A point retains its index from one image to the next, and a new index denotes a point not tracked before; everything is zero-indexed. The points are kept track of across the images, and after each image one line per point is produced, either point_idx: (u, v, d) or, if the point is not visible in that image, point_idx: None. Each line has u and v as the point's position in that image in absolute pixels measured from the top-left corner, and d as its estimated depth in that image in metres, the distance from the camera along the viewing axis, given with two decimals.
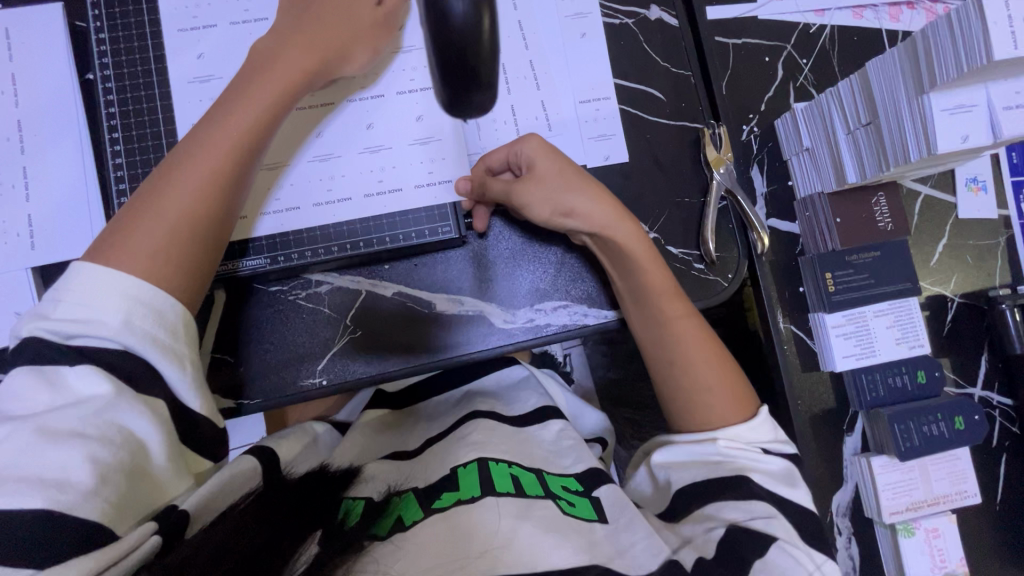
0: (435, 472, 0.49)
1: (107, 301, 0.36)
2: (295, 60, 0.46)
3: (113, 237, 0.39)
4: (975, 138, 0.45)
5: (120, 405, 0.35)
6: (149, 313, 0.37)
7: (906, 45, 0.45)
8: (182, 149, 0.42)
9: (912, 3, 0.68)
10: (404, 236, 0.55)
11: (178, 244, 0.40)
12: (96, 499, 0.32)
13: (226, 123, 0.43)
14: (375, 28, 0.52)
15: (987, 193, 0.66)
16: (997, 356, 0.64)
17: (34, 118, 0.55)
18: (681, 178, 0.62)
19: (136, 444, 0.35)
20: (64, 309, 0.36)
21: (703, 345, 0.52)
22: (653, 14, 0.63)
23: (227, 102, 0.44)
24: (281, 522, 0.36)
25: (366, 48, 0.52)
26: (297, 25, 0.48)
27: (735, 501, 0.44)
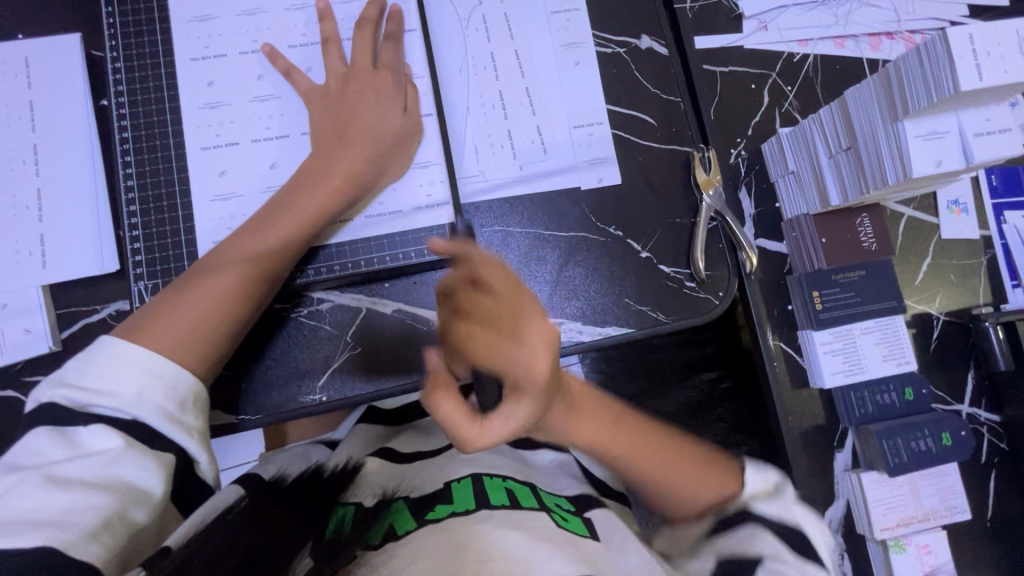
0: (429, 483, 0.50)
1: (124, 376, 0.40)
2: (333, 179, 0.53)
3: (142, 320, 0.44)
4: (948, 162, 0.47)
5: (125, 456, 0.39)
6: (162, 388, 0.41)
7: (880, 75, 0.48)
8: (223, 250, 0.49)
9: (891, 34, 0.71)
10: (402, 255, 0.58)
11: (200, 328, 0.45)
12: (94, 543, 0.35)
13: (268, 227, 0.50)
14: (398, 138, 0.56)
15: (968, 214, 0.68)
16: (983, 372, 0.65)
17: (50, 142, 0.58)
18: (671, 199, 0.64)
19: (139, 491, 0.39)
20: (86, 379, 0.40)
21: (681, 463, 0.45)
22: (643, 43, 0.66)
23: (272, 216, 0.50)
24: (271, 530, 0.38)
25: (400, 156, 0.57)
26: (339, 140, 0.54)
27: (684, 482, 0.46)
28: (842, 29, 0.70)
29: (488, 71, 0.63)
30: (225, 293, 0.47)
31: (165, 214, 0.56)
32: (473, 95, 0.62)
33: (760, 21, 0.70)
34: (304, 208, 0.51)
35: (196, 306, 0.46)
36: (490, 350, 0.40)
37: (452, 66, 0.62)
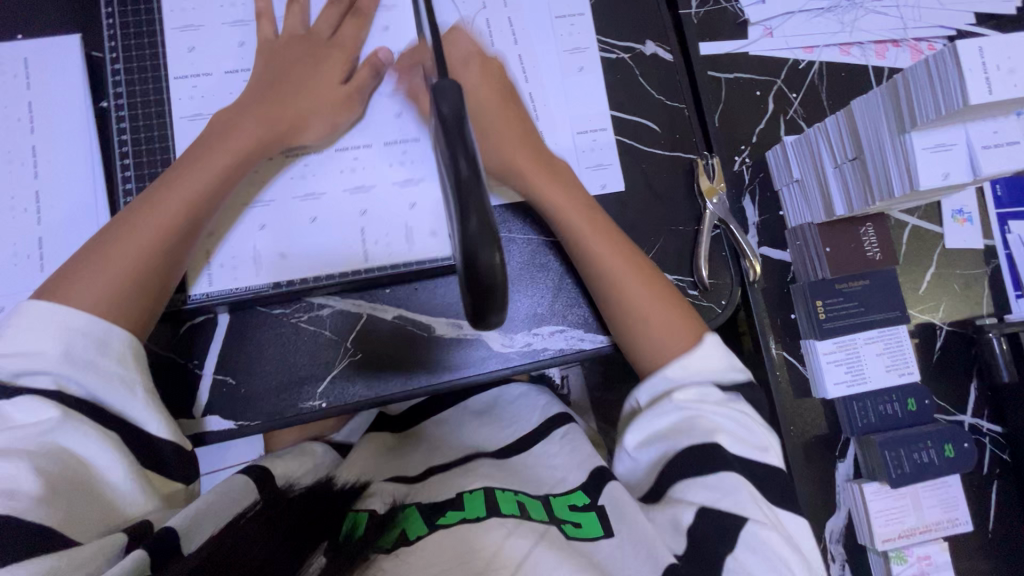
0: (441, 491, 0.50)
1: (46, 338, 0.41)
2: (248, 130, 0.53)
3: (52, 288, 0.44)
4: (956, 175, 0.47)
5: (65, 426, 0.39)
6: (93, 344, 0.42)
7: (887, 86, 0.47)
8: (114, 231, 0.47)
9: (897, 41, 0.71)
10: (404, 262, 0.57)
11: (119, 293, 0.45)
12: (46, 508, 0.36)
13: (158, 204, 0.48)
14: (340, 102, 0.56)
15: (972, 224, 0.68)
16: (986, 383, 0.65)
17: (48, 144, 0.57)
18: (674, 206, 0.63)
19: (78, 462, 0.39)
20: (7, 344, 0.40)
21: (641, 284, 0.53)
22: (648, 49, 0.65)
23: (166, 185, 0.49)
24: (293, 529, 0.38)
25: (322, 121, 0.56)
26: (256, 99, 0.55)
27: (702, 481, 0.44)
28: (848, 36, 0.70)
29: None
30: (131, 256, 0.46)
31: None
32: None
33: (766, 28, 0.69)
34: (222, 152, 0.51)
35: (117, 260, 0.45)
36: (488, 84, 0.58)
37: None
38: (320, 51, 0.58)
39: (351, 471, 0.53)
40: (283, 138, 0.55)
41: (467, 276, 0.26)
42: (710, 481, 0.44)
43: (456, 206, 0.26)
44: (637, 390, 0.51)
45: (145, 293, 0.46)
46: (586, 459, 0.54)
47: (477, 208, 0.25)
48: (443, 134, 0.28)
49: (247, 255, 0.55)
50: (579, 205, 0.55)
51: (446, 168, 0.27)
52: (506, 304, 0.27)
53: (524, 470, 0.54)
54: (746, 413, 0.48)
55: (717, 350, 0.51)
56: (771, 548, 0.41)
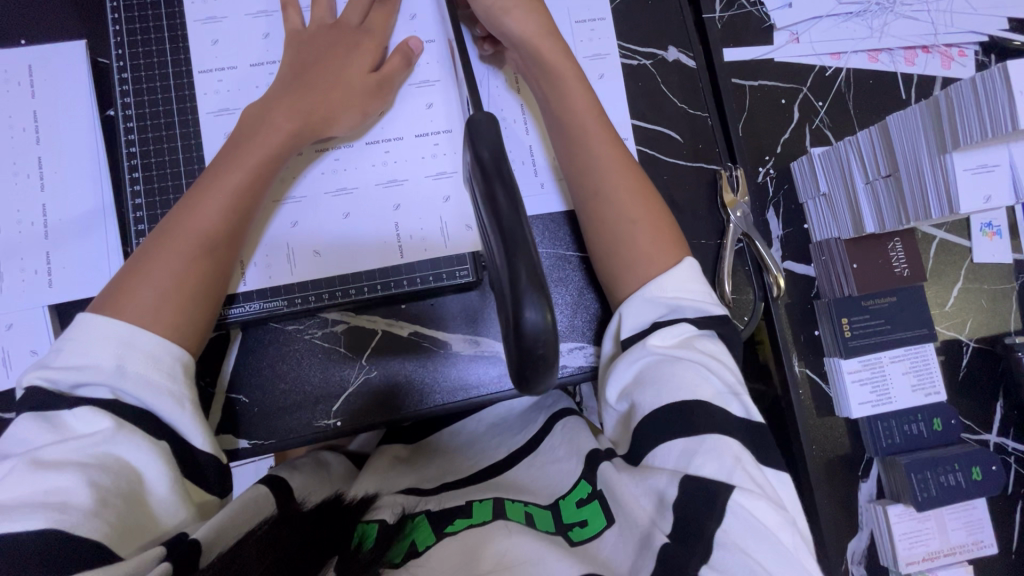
0: (451, 500, 0.48)
1: (101, 350, 0.40)
2: (282, 122, 0.50)
3: (108, 297, 0.43)
4: (997, 198, 0.45)
5: (118, 437, 0.38)
6: (142, 358, 0.41)
7: (928, 103, 0.46)
8: (160, 235, 0.45)
9: (927, 47, 0.68)
10: (421, 279, 0.55)
11: (171, 302, 0.43)
12: (96, 520, 0.34)
13: (200, 206, 0.46)
14: (370, 89, 0.54)
15: (1001, 237, 0.66)
16: (1012, 402, 0.64)
17: (54, 155, 0.55)
18: (697, 220, 0.62)
19: (134, 473, 0.38)
20: (62, 359, 0.40)
21: (637, 201, 0.52)
22: (671, 55, 0.63)
23: (203, 190, 0.47)
24: (298, 545, 0.37)
25: (355, 110, 0.53)
26: (289, 88, 0.52)
27: (683, 443, 0.42)
28: (877, 42, 0.67)
29: (511, 84, 0.60)
30: (178, 264, 0.44)
31: None
32: (495, 109, 0.60)
33: (792, 33, 0.67)
34: (261, 147, 0.49)
35: (166, 270, 0.44)
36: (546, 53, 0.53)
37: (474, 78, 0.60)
38: (347, 38, 0.55)
39: (365, 484, 0.52)
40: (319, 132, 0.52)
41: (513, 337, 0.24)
42: (691, 442, 0.41)
43: (501, 247, 0.25)
44: (621, 307, 0.50)
45: (192, 302, 0.44)
46: (582, 443, 0.50)
47: (526, 261, 0.23)
48: (483, 180, 0.27)
49: (259, 272, 0.54)
50: (602, 127, 0.53)
51: (484, 210, 0.26)
52: (556, 368, 0.25)
53: (530, 470, 0.52)
54: (719, 352, 0.47)
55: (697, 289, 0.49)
56: (756, 515, 0.38)
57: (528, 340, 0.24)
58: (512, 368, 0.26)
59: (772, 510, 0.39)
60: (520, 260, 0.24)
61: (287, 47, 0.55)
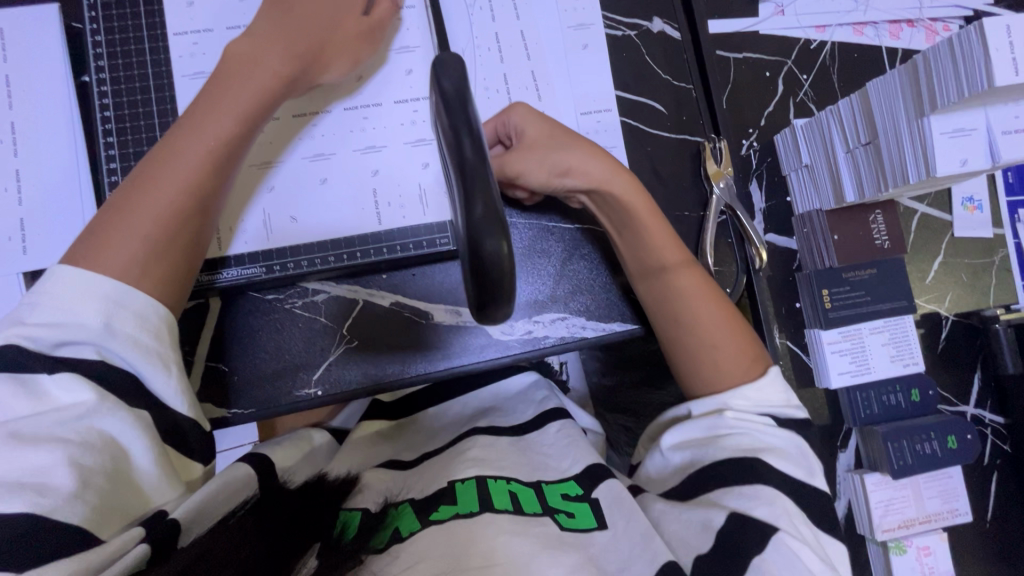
0: (434, 483, 0.48)
1: (84, 306, 0.37)
2: (271, 63, 0.46)
3: (86, 249, 0.39)
4: (974, 161, 0.45)
5: (102, 410, 0.36)
6: (133, 317, 0.38)
7: (906, 67, 0.45)
8: (139, 183, 0.42)
9: (912, 21, 0.68)
10: (401, 247, 0.55)
11: (159, 256, 0.41)
12: (79, 503, 0.32)
13: (183, 151, 0.42)
14: (361, 35, 0.52)
15: (983, 212, 0.66)
16: (990, 374, 0.65)
17: (28, 120, 0.54)
18: (680, 191, 0.62)
19: (116, 448, 0.36)
20: (43, 315, 0.37)
21: (711, 305, 0.52)
22: (655, 26, 0.63)
23: (183, 133, 0.43)
24: (286, 524, 0.37)
25: (346, 58, 0.52)
26: (275, 22, 0.48)
27: (737, 490, 0.43)
28: (862, 15, 0.67)
29: (493, 52, 0.60)
30: (163, 214, 0.41)
31: None
32: (477, 77, 0.59)
33: (777, 6, 0.66)
34: (247, 89, 0.45)
35: (149, 219, 0.41)
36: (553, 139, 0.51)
37: (455, 46, 0.59)
38: None
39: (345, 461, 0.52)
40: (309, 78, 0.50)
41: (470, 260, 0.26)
42: (746, 491, 0.42)
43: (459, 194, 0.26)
44: (690, 402, 0.50)
45: (179, 257, 0.42)
46: (583, 452, 0.51)
47: (482, 194, 0.25)
48: (444, 111, 0.27)
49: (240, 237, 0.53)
50: (650, 202, 0.53)
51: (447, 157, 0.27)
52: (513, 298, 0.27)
53: (517, 455, 0.52)
54: (795, 438, 0.46)
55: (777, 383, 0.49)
56: (802, 558, 0.39)
57: (488, 268, 0.25)
58: (471, 302, 0.28)
59: (817, 559, 0.40)
60: (476, 200, 0.25)
61: None
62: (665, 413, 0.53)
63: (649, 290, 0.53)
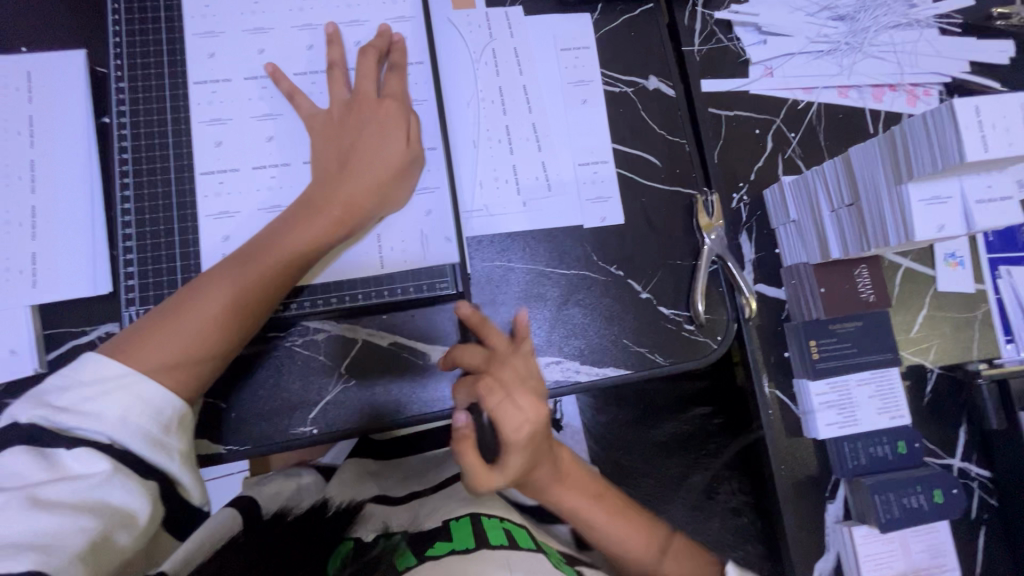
0: (420, 520, 0.53)
1: (101, 393, 0.40)
2: (323, 215, 0.51)
3: (130, 340, 0.44)
4: (950, 227, 0.47)
5: (113, 480, 0.38)
6: (151, 413, 0.41)
7: (885, 136, 0.48)
8: (187, 297, 0.46)
9: (894, 85, 0.72)
10: (402, 290, 0.56)
11: (180, 372, 0.44)
12: (78, 564, 0.34)
13: (224, 279, 0.47)
14: (408, 163, 0.55)
15: (964, 268, 0.68)
16: (975, 427, 0.66)
17: (48, 158, 0.57)
18: (673, 242, 0.64)
19: (125, 512, 0.38)
20: (68, 399, 0.39)
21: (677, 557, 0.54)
22: (651, 84, 0.66)
23: (234, 263, 0.48)
24: (273, 551, 0.45)
25: (392, 193, 0.55)
26: (332, 171, 0.53)
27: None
28: (846, 79, 0.71)
29: (497, 104, 0.63)
30: (198, 335, 0.45)
31: (162, 239, 0.55)
32: (481, 129, 0.62)
33: (767, 67, 0.70)
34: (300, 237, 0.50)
35: (182, 337, 0.44)
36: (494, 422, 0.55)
37: (460, 99, 0.62)
38: (380, 109, 0.55)
39: (343, 489, 0.57)
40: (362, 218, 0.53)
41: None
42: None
43: None
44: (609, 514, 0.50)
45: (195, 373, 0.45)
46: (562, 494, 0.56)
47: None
48: None
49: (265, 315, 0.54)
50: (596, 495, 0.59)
51: None
52: None
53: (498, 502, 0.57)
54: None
55: None
56: None
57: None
58: None
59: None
60: None
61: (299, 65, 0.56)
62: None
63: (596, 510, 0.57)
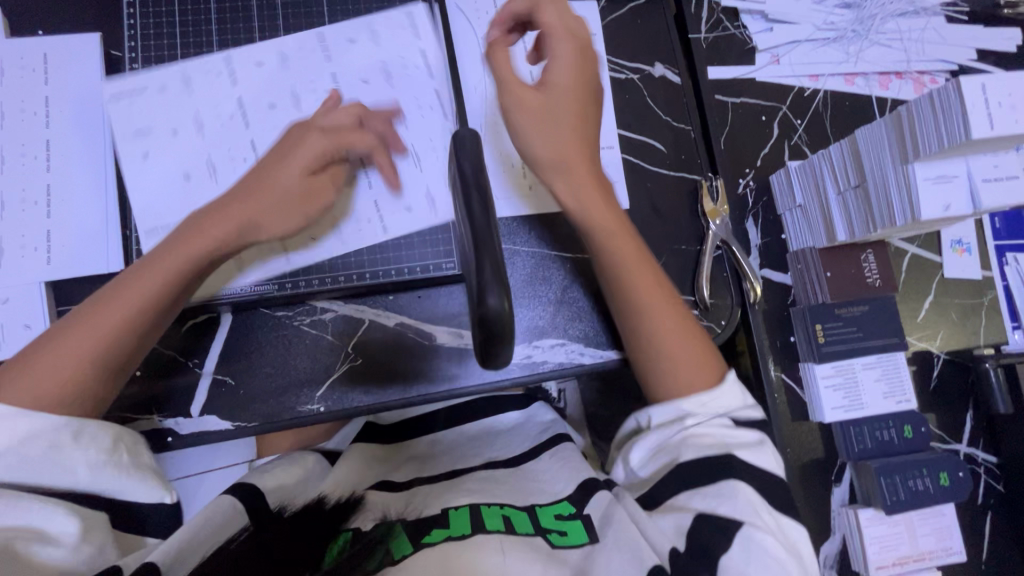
0: (428, 509, 0.51)
1: (16, 420, 0.40)
2: (233, 215, 0.48)
3: (12, 363, 0.43)
4: (956, 207, 0.48)
5: (18, 499, 0.38)
6: (13, 424, 0.40)
7: (890, 117, 0.49)
8: (83, 313, 0.45)
9: (900, 73, 0.72)
10: (408, 270, 0.58)
11: (62, 391, 0.42)
12: (2, 574, 0.34)
13: (129, 292, 0.45)
14: (305, 199, 0.50)
15: (971, 254, 0.68)
16: (982, 413, 0.66)
17: (63, 138, 0.58)
18: (678, 226, 0.64)
19: (40, 527, 0.38)
20: None
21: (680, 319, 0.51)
22: (657, 70, 0.66)
23: (139, 274, 0.46)
24: (295, 538, 0.42)
25: (330, 186, 0.52)
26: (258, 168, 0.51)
27: (704, 489, 0.44)
28: (852, 67, 0.71)
29: None
30: (73, 357, 0.43)
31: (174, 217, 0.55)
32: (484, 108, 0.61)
33: (773, 55, 0.71)
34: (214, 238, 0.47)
35: (67, 357, 0.43)
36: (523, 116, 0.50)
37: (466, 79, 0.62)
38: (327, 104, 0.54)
39: (348, 480, 0.54)
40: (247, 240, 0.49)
41: (476, 323, 0.27)
42: (710, 491, 0.43)
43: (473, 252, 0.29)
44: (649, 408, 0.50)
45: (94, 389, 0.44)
46: (574, 471, 0.54)
47: (491, 262, 0.28)
48: (461, 190, 0.31)
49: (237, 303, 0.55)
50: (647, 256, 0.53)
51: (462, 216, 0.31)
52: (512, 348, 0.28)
53: (506, 486, 0.55)
54: (755, 436, 0.47)
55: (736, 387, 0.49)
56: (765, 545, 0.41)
57: (488, 327, 0.27)
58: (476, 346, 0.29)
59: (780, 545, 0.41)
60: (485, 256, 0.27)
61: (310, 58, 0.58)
62: (625, 425, 0.53)
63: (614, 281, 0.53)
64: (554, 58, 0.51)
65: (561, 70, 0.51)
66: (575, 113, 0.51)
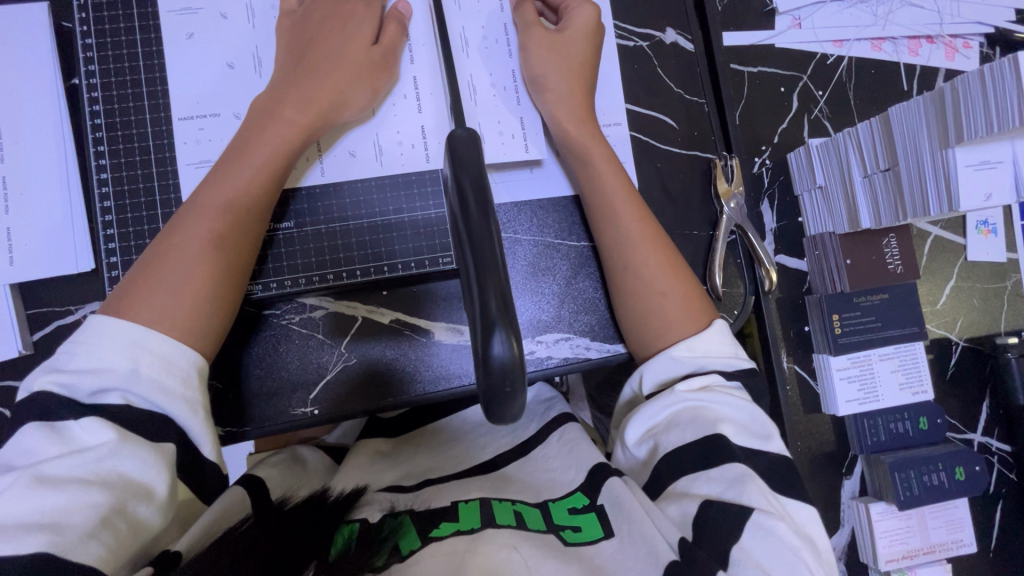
0: (438, 500, 0.46)
1: (113, 352, 0.37)
2: (291, 115, 0.48)
3: (121, 296, 0.41)
4: (998, 196, 0.44)
5: (123, 450, 0.36)
6: (157, 361, 0.38)
7: (933, 94, 0.44)
8: (177, 237, 0.43)
9: (932, 37, 0.66)
10: (403, 265, 0.54)
11: (194, 308, 0.41)
12: (94, 543, 0.32)
13: (212, 207, 0.44)
14: (374, 66, 0.51)
15: (997, 236, 0.65)
16: (999, 402, 0.64)
17: (14, 126, 0.52)
18: (690, 210, 0.60)
19: (140, 485, 0.36)
20: (77, 363, 0.37)
21: (658, 256, 0.52)
22: (668, 37, 0.60)
23: (214, 186, 0.45)
24: (293, 530, 0.38)
25: (366, 89, 0.51)
26: (296, 77, 0.49)
27: (706, 474, 0.41)
28: (881, 31, 0.65)
29: (501, 43, 0.56)
30: (192, 274, 0.42)
31: (144, 211, 0.51)
32: (486, 70, 0.56)
33: (795, 18, 0.64)
34: (275, 140, 0.47)
35: (178, 274, 0.42)
36: (543, 50, 0.54)
37: (461, 38, 0.55)
38: (342, 8, 0.52)
39: (353, 474, 0.50)
40: (329, 123, 0.50)
41: (481, 364, 0.24)
42: (714, 474, 0.41)
43: (472, 270, 0.25)
44: (643, 364, 0.50)
45: (215, 308, 0.43)
46: (584, 457, 0.49)
47: (496, 289, 0.24)
48: (452, 168, 0.28)
49: (277, 269, 0.52)
50: (623, 173, 0.54)
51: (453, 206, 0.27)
52: (522, 395, 0.25)
53: (513, 480, 0.50)
54: (747, 400, 0.46)
55: (724, 334, 0.50)
56: (782, 539, 0.38)
57: (493, 372, 0.24)
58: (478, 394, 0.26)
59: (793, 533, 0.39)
60: (488, 294, 0.24)
61: (283, 29, 0.52)
62: (621, 395, 0.53)
63: (596, 225, 0.54)
64: (573, 5, 0.55)
65: (578, 16, 0.54)
66: (582, 52, 0.54)
